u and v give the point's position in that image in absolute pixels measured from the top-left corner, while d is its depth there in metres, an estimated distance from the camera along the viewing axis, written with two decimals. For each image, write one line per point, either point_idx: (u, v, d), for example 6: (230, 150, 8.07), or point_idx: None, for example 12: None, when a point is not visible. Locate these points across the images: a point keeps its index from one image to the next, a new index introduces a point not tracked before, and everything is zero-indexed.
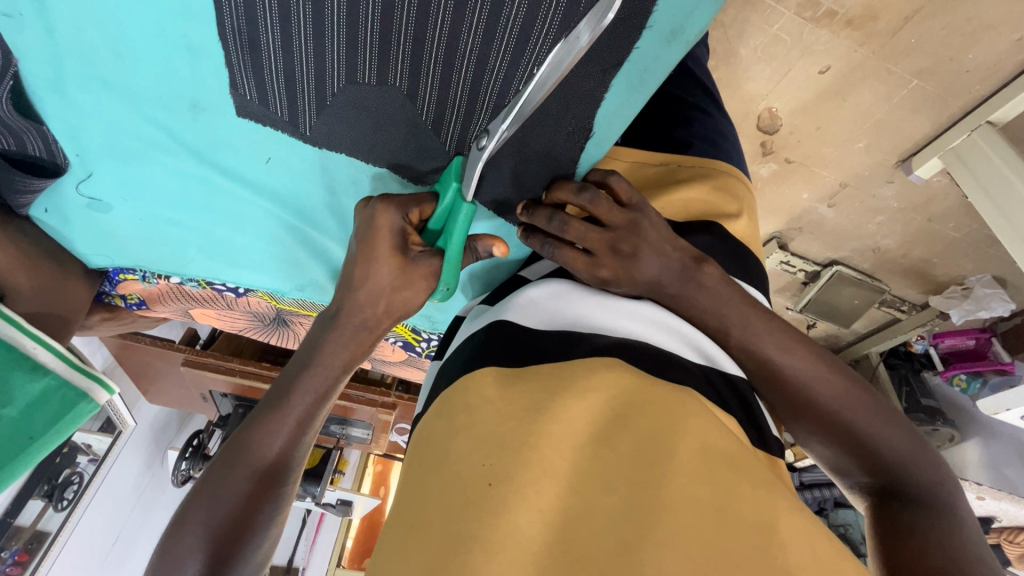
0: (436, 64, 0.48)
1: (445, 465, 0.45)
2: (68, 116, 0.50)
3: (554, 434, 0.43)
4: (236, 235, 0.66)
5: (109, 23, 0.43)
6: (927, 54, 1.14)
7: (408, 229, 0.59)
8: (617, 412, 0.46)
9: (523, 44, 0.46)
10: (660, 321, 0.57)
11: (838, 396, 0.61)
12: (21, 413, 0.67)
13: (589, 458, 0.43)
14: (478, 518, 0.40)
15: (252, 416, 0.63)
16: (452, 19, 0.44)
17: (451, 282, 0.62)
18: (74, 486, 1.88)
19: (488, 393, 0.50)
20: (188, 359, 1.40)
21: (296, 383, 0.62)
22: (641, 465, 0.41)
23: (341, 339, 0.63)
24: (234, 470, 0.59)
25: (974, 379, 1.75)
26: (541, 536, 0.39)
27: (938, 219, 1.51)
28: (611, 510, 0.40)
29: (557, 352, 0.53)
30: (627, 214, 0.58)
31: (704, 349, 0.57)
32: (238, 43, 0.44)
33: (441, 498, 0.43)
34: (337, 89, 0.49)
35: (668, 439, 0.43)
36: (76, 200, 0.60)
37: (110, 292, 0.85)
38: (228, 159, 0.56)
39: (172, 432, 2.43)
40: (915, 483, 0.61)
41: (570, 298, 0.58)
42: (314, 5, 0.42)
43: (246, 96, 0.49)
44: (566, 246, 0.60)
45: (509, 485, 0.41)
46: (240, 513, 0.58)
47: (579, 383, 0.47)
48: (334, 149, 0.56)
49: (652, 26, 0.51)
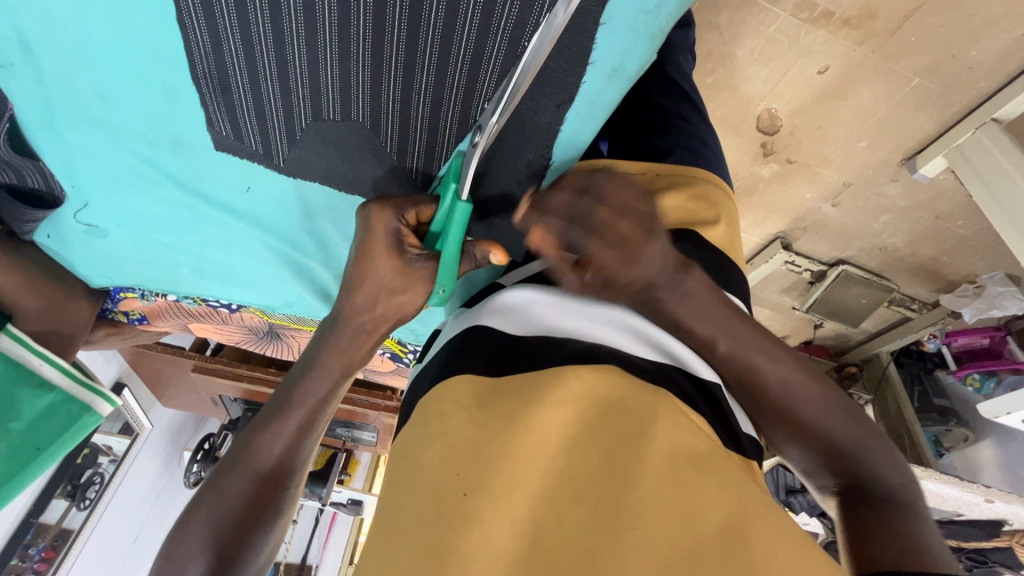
0: (395, 101, 0.51)
1: (418, 475, 0.47)
2: (61, 152, 0.54)
3: (525, 446, 0.44)
4: (225, 257, 0.69)
5: (93, 72, 0.47)
6: (928, 51, 1.13)
7: (404, 230, 0.57)
8: (585, 424, 0.46)
9: (473, 82, 0.49)
10: (634, 327, 0.57)
11: (816, 404, 0.60)
12: (29, 425, 0.72)
13: (560, 469, 0.44)
14: (453, 530, 0.40)
15: (255, 420, 0.63)
16: (406, 60, 0.47)
17: (448, 287, 0.59)
18: (96, 485, 1.96)
19: (464, 400, 0.51)
20: (199, 365, 1.46)
21: (298, 385, 0.61)
22: (604, 476, 0.43)
23: (341, 342, 0.62)
24: (236, 473, 0.59)
25: (987, 379, 1.70)
26: (509, 546, 0.40)
27: (946, 216, 1.49)
28: (578, 519, 0.41)
29: (530, 358, 0.53)
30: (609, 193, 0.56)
31: (675, 353, 0.57)
32: (210, 85, 0.48)
33: (418, 509, 0.44)
34: (305, 125, 0.52)
35: (633, 448, 0.44)
36: (75, 227, 0.63)
37: (112, 309, 0.89)
38: (210, 188, 0.59)
39: (188, 434, 2.51)
40: (884, 483, 0.61)
41: (544, 303, 0.59)
42: (275, 50, 0.45)
43: (222, 132, 0.52)
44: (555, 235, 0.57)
45: (481, 496, 0.42)
46: (241, 517, 0.58)
47: (552, 395, 0.47)
48: (308, 178, 0.58)
49: (594, 62, 0.55)
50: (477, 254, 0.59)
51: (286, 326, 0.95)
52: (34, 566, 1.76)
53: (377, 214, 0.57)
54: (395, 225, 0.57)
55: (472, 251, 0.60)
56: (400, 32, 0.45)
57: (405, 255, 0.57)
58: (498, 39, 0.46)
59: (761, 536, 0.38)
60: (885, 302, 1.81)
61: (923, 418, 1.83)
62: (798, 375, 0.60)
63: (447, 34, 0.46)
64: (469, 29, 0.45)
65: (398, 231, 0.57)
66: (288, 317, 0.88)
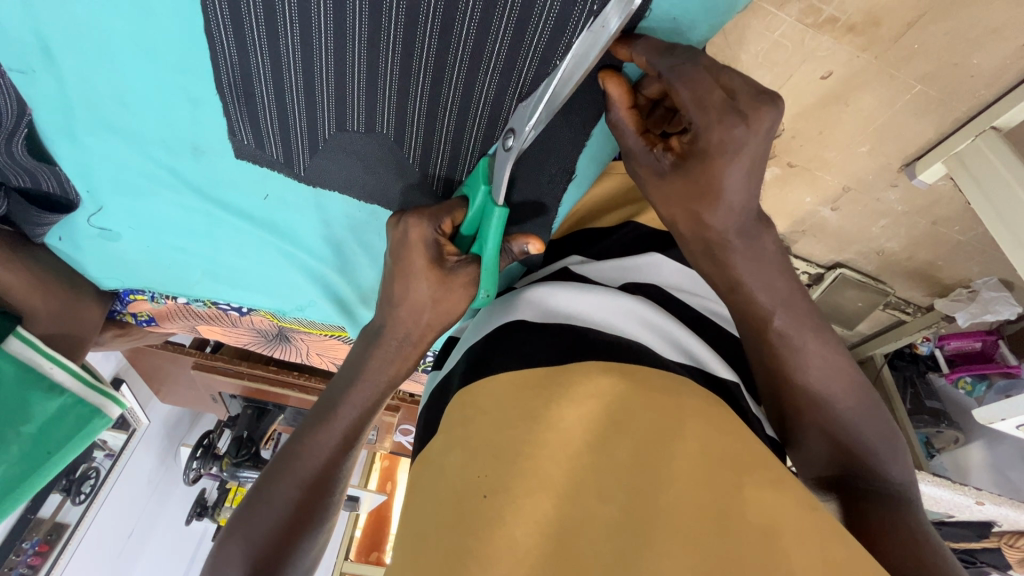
0: (421, 116, 0.52)
1: (441, 479, 0.45)
2: (78, 157, 0.55)
3: (549, 442, 0.43)
4: (238, 262, 0.69)
5: (118, 80, 0.48)
6: (931, 59, 1.13)
7: (441, 240, 0.57)
8: (610, 419, 0.44)
9: (499, 104, 0.51)
10: (654, 323, 0.55)
11: (851, 404, 0.57)
12: (41, 429, 0.72)
13: (585, 466, 0.42)
14: (475, 533, 0.39)
15: (301, 425, 0.62)
16: (433, 77, 0.49)
17: (491, 290, 0.59)
18: (92, 480, 1.95)
19: (485, 403, 0.48)
20: (198, 363, 1.45)
21: (343, 397, 0.60)
22: (638, 469, 0.41)
23: (385, 355, 0.60)
24: (284, 479, 0.59)
25: (980, 382, 1.77)
26: (535, 547, 0.38)
27: (943, 222, 1.51)
28: (607, 519, 0.39)
29: (553, 348, 0.51)
30: (666, 54, 0.47)
31: (694, 352, 0.55)
32: (234, 93, 0.49)
33: (440, 509, 0.43)
34: (327, 136, 0.53)
35: (662, 446, 0.42)
36: (88, 230, 0.64)
37: (121, 311, 0.88)
38: (227, 194, 0.60)
39: (184, 428, 2.51)
40: (889, 483, 0.58)
41: (563, 298, 0.57)
42: (302, 62, 0.46)
43: (243, 141, 0.53)
44: (647, 172, 0.53)
45: (503, 496, 0.40)
46: (284, 531, 0.57)
47: (572, 389, 0.46)
48: (328, 188, 0.59)
49: None
50: (513, 248, 0.59)
51: (296, 330, 0.95)
52: (28, 560, 1.75)
53: (413, 227, 0.56)
54: (432, 235, 0.56)
55: (508, 248, 0.59)
56: (429, 49, 0.47)
57: (445, 264, 0.57)
58: (527, 59, 0.47)
59: (795, 544, 0.37)
60: (881, 304, 1.83)
61: (916, 420, 1.88)
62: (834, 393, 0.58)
63: (476, 53, 0.47)
64: (499, 47, 0.47)
65: (435, 241, 0.56)
66: (300, 322, 0.88)
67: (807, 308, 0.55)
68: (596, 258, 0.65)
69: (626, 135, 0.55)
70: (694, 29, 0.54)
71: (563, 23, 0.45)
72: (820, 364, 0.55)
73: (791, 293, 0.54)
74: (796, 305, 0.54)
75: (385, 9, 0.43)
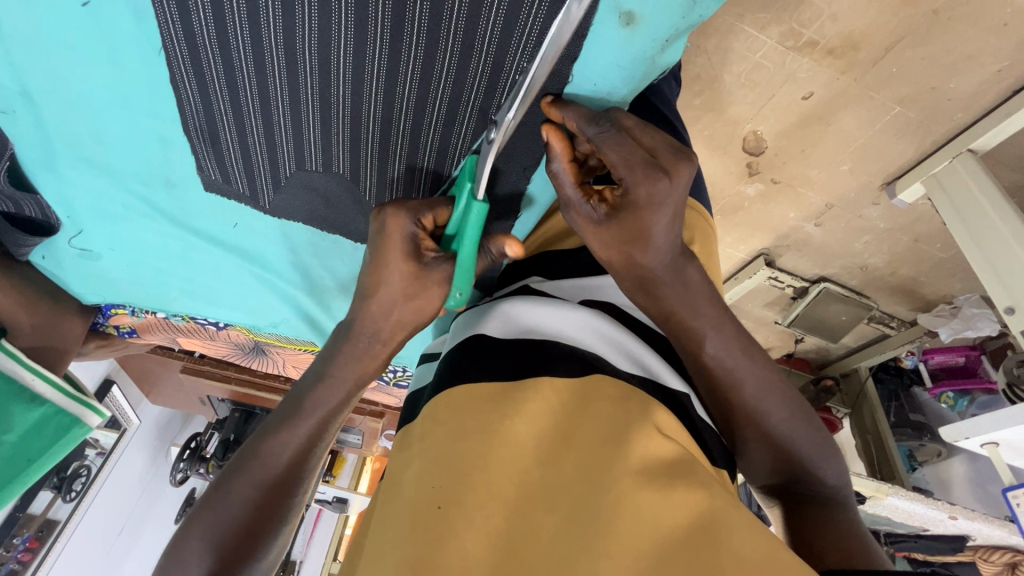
0: (374, 156, 0.56)
1: (398, 495, 0.43)
2: (58, 187, 0.59)
3: (500, 459, 0.41)
4: (212, 281, 0.73)
5: (88, 121, 0.52)
6: (909, 82, 1.15)
7: (420, 233, 0.56)
8: (560, 436, 0.43)
9: (446, 144, 0.56)
10: (607, 335, 0.55)
11: (786, 423, 0.59)
12: (23, 436, 0.77)
13: (537, 480, 0.41)
14: (428, 544, 0.37)
15: (263, 424, 0.63)
16: (383, 122, 0.53)
17: (465, 290, 0.59)
18: (83, 478, 1.99)
19: (442, 416, 0.47)
20: (187, 366, 1.48)
21: (308, 394, 0.61)
22: (584, 480, 0.40)
23: (352, 376, 0.60)
24: (242, 478, 0.60)
25: (961, 398, 1.72)
26: (485, 560, 0.36)
27: (924, 240, 1.54)
28: (554, 526, 0.38)
29: (511, 363, 0.50)
30: (594, 122, 0.52)
31: (645, 361, 0.54)
32: (200, 134, 0.53)
33: (396, 526, 0.40)
34: (289, 173, 0.57)
35: (604, 454, 0.41)
36: (70, 251, 0.68)
37: (104, 324, 0.92)
38: (198, 222, 0.64)
39: (175, 429, 2.56)
40: (824, 489, 0.63)
41: (521, 309, 0.57)
42: (262, 107, 0.50)
43: (211, 175, 0.57)
44: (583, 221, 0.55)
45: (458, 506, 0.39)
46: (245, 523, 0.59)
47: (525, 403, 0.45)
48: (292, 218, 0.63)
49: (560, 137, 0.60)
50: (494, 249, 0.61)
51: (272, 343, 0.99)
52: (18, 555, 1.77)
53: (392, 218, 0.55)
54: (410, 229, 0.55)
55: (488, 248, 0.62)
56: (378, 98, 0.50)
57: (422, 258, 0.57)
58: (471, 102, 0.52)
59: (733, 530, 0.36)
60: (865, 319, 1.85)
61: (898, 432, 1.89)
62: (778, 416, 0.59)
63: (421, 100, 0.51)
64: (442, 94, 0.51)
65: (415, 235, 0.56)
66: (274, 336, 0.92)
67: (738, 332, 0.58)
68: (554, 278, 0.65)
69: (563, 184, 0.56)
70: (614, 92, 0.57)
71: (497, 77, 0.50)
72: (757, 388, 0.58)
73: (725, 318, 0.57)
74: (727, 330, 0.57)
75: (334, 70, 0.47)
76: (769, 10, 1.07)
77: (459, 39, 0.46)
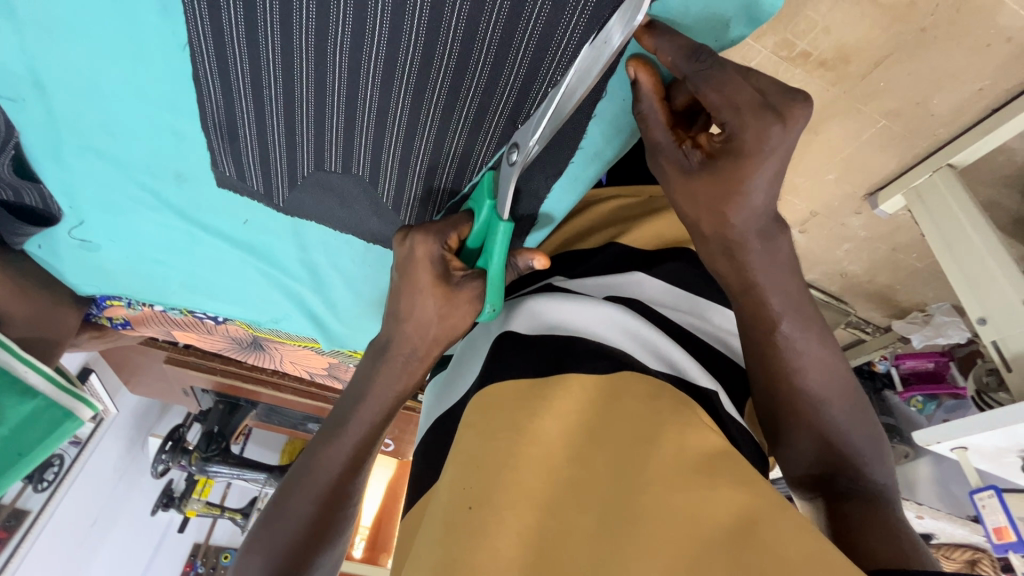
0: (394, 160, 0.56)
1: (435, 501, 0.44)
2: (64, 178, 0.58)
3: (531, 457, 0.42)
4: (216, 276, 0.73)
5: (103, 114, 0.51)
6: (896, 97, 1.19)
7: (447, 255, 0.59)
8: (589, 433, 0.44)
9: (468, 155, 0.57)
10: (636, 333, 0.54)
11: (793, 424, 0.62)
12: (13, 428, 0.76)
13: (563, 480, 0.41)
14: (459, 543, 0.39)
15: (314, 440, 0.66)
16: (408, 131, 0.53)
17: (497, 304, 0.60)
18: (55, 468, 1.96)
19: (473, 418, 0.48)
20: (171, 356, 1.44)
21: (351, 413, 0.63)
22: (621, 481, 0.40)
23: (391, 372, 0.63)
24: (297, 496, 0.63)
25: (930, 402, 1.77)
26: (518, 560, 0.38)
27: (902, 249, 1.59)
28: (584, 529, 0.39)
29: (538, 360, 0.51)
30: (695, 59, 0.48)
31: (671, 358, 0.54)
32: (218, 132, 0.52)
33: (433, 529, 0.42)
34: (306, 173, 0.57)
35: (638, 453, 0.42)
36: (69, 242, 0.67)
37: (97, 315, 0.90)
38: (207, 217, 0.63)
39: (152, 419, 2.52)
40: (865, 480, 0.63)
41: (550, 306, 0.57)
42: (286, 109, 0.50)
43: (226, 172, 0.57)
44: (672, 169, 0.54)
45: (488, 507, 0.40)
46: (304, 537, 0.62)
47: (553, 399, 0.46)
48: (305, 218, 0.63)
49: (583, 147, 0.62)
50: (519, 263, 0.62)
51: (269, 339, 0.98)
52: None
53: (420, 243, 0.58)
54: (438, 251, 0.58)
55: (514, 263, 0.62)
56: (404, 104, 0.50)
57: (451, 279, 0.60)
58: (500, 108, 0.52)
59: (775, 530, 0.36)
60: (843, 323, 1.91)
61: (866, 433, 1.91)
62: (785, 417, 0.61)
63: (449, 107, 0.52)
64: (471, 103, 0.51)
65: (441, 257, 0.59)
66: (274, 332, 0.92)
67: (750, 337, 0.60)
68: (578, 276, 0.66)
69: (653, 127, 0.55)
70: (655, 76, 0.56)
71: (527, 87, 0.50)
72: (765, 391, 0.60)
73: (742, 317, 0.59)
74: None
75: (363, 75, 0.47)
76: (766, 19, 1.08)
77: (495, 48, 0.47)
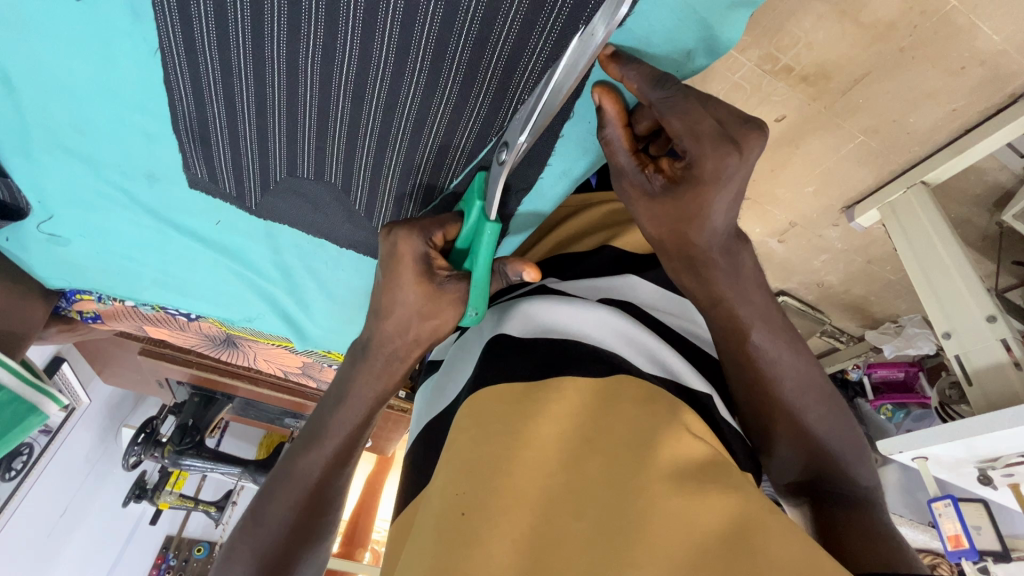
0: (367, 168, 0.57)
1: (427, 505, 0.44)
2: (34, 171, 0.58)
3: (524, 462, 0.42)
4: (188, 273, 0.73)
5: (74, 109, 0.52)
6: (874, 113, 1.21)
7: (432, 252, 0.58)
8: (584, 436, 0.44)
9: (439, 165, 0.58)
10: (631, 336, 0.54)
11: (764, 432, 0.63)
12: None
13: (561, 484, 0.41)
14: (452, 551, 0.38)
15: (292, 445, 0.66)
16: (378, 142, 0.54)
17: (480, 308, 0.60)
18: (23, 457, 1.93)
19: (466, 422, 0.48)
20: (147, 348, 1.42)
21: (332, 416, 0.64)
22: (611, 487, 0.40)
23: (354, 375, 0.62)
24: (277, 500, 0.64)
25: (899, 410, 1.80)
26: (514, 565, 0.37)
27: (877, 261, 1.63)
28: (581, 535, 0.38)
29: (532, 364, 0.51)
30: (658, 86, 0.50)
31: (667, 363, 0.53)
32: (190, 137, 0.53)
33: (426, 536, 0.41)
34: (279, 178, 0.58)
35: (633, 458, 0.41)
36: (38, 235, 0.67)
37: (66, 308, 0.89)
38: (178, 215, 0.63)
39: (126, 410, 2.49)
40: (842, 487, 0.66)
41: (543, 310, 0.57)
42: (257, 117, 0.51)
43: (197, 174, 0.57)
44: (637, 191, 0.56)
45: (477, 514, 0.40)
46: (284, 541, 0.64)
47: (549, 404, 0.46)
48: (278, 222, 0.64)
49: (550, 165, 0.65)
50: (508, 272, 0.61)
51: (243, 336, 0.98)
52: None
53: (404, 240, 0.57)
54: (422, 249, 0.57)
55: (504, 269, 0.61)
56: (375, 114, 0.51)
57: (435, 278, 0.58)
58: (471, 121, 0.53)
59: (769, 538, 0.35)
60: (818, 332, 1.95)
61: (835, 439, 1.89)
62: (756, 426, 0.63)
63: (420, 119, 0.52)
64: (441, 115, 0.52)
65: (426, 255, 0.58)
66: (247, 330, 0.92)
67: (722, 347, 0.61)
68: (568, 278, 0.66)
69: (617, 151, 0.56)
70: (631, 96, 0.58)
71: (500, 100, 0.51)
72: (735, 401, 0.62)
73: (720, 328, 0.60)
74: None
75: (334, 87, 0.48)
76: (750, 33, 1.09)
77: (465, 59, 0.47)
